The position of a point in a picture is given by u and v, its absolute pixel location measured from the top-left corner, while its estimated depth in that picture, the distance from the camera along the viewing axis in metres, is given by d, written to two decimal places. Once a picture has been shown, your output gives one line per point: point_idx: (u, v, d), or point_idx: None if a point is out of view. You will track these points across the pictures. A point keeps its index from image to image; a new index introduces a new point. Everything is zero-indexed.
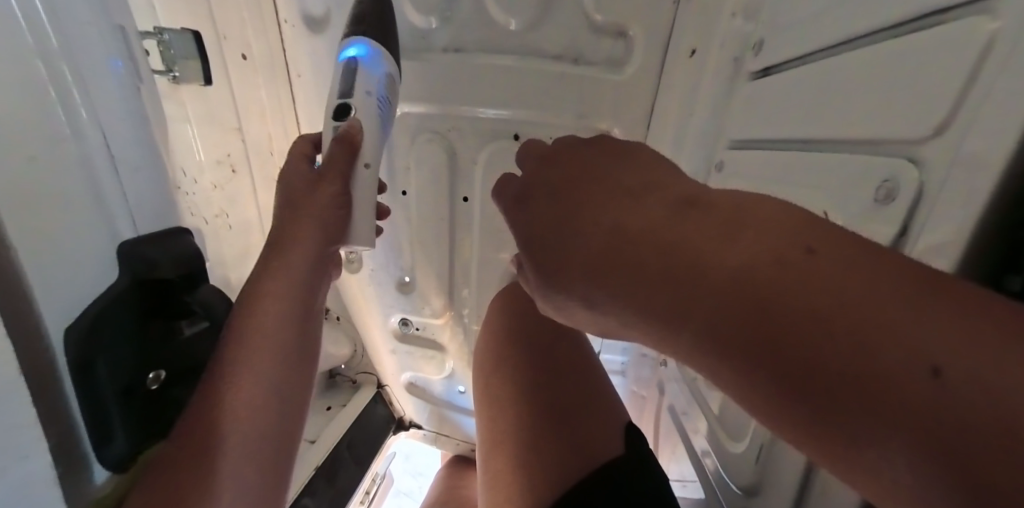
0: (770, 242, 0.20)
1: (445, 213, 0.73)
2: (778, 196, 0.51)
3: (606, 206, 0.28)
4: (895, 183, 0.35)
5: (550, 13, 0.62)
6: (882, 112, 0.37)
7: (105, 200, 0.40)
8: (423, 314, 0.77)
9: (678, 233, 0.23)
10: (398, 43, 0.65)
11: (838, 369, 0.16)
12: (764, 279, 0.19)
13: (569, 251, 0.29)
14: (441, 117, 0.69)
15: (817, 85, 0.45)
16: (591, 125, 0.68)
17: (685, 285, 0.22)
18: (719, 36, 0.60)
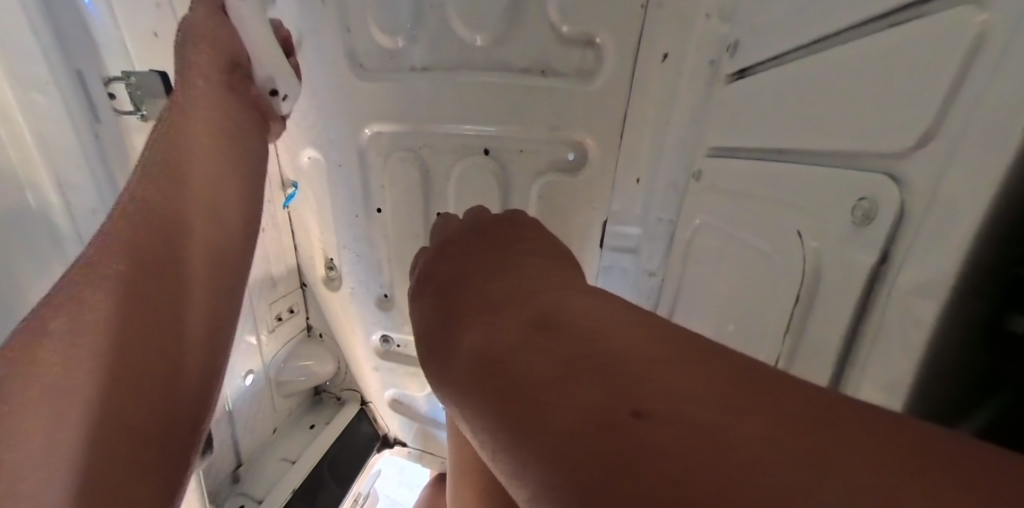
0: (604, 397, 0.18)
1: (423, 229, 0.72)
2: (763, 212, 0.46)
3: (478, 324, 0.28)
4: (873, 203, 0.31)
5: (516, 28, 0.61)
6: (862, 121, 0.33)
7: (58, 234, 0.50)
8: (403, 331, 0.76)
9: (525, 367, 0.22)
10: (366, 64, 0.65)
11: None
12: (595, 448, 0.17)
13: (450, 369, 0.28)
14: (411, 134, 0.68)
15: (800, 87, 0.41)
16: (565, 137, 0.65)
17: (528, 438, 0.19)
18: (695, 40, 0.56)
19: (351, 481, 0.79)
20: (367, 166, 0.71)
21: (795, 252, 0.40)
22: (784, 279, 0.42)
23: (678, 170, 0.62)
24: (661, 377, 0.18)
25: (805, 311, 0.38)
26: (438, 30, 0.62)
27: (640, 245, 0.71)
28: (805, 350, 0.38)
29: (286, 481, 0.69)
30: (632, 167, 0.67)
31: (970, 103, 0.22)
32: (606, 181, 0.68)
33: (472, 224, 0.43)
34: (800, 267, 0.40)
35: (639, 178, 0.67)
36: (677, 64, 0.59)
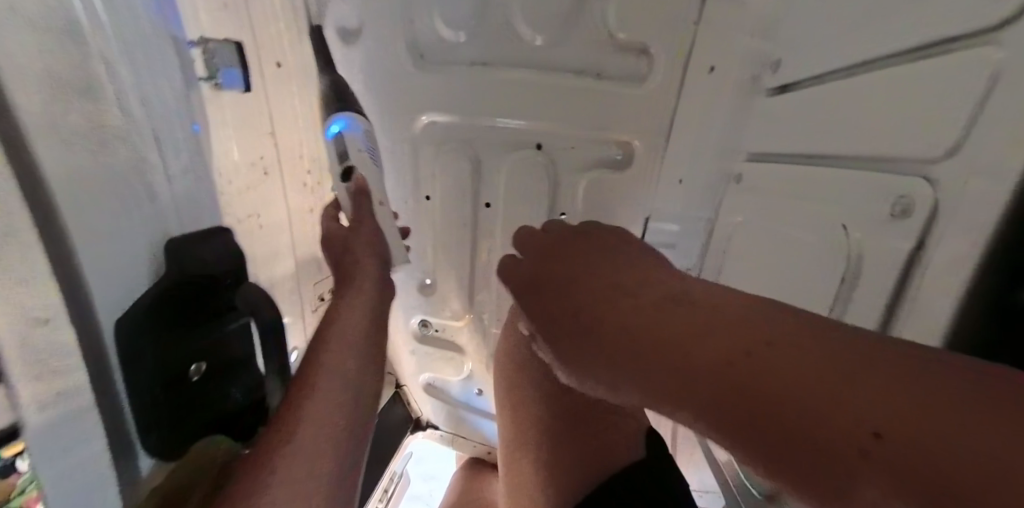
0: (722, 330, 0.28)
1: (469, 219, 0.75)
2: (796, 208, 0.52)
3: (601, 296, 0.38)
4: (911, 200, 0.36)
5: (575, 30, 0.64)
6: (900, 134, 0.38)
7: (156, 198, 0.42)
8: (443, 316, 0.79)
9: (651, 315, 0.33)
10: (424, 53, 0.68)
11: (794, 423, 0.21)
12: (719, 353, 0.26)
13: (575, 323, 0.38)
14: (464, 126, 0.71)
15: (839, 105, 0.47)
16: (612, 136, 0.69)
17: (663, 357, 0.29)
18: (733, 56, 0.64)
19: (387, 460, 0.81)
20: (418, 154, 0.73)
21: (839, 243, 0.45)
22: (823, 267, 0.48)
23: (716, 173, 0.68)
24: (764, 318, 0.28)
25: (847, 295, 0.44)
26: (502, 26, 0.65)
27: (678, 243, 0.74)
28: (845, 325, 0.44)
29: None
30: (673, 169, 0.69)
31: (998, 117, 0.27)
32: (648, 181, 0.71)
33: (560, 232, 0.53)
34: (838, 257, 0.45)
35: (682, 178, 0.70)
36: (721, 75, 0.65)
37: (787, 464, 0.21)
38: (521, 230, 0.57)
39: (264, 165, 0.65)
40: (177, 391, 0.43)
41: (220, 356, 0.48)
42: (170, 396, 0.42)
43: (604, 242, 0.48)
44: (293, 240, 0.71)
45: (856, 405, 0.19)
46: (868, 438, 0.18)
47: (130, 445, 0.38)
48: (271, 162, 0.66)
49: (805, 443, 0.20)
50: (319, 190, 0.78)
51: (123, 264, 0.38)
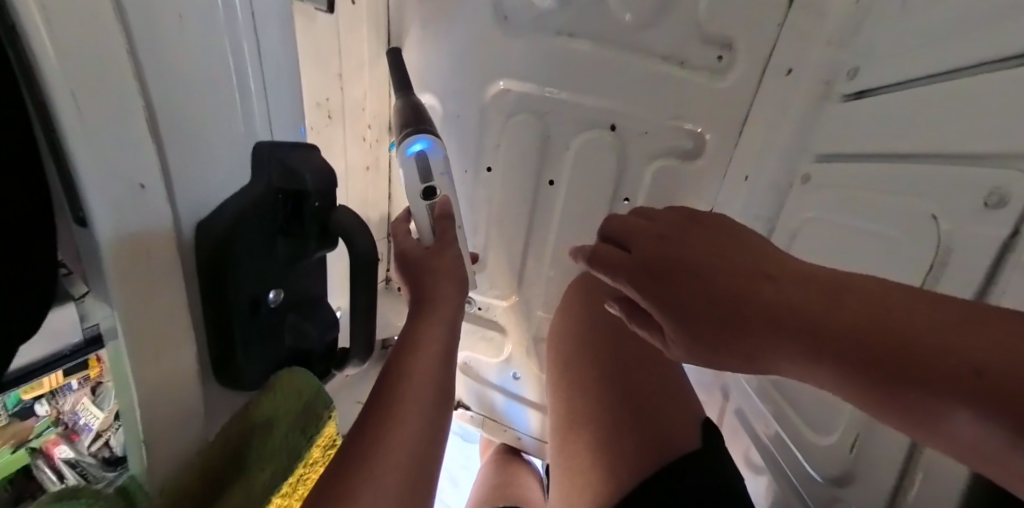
0: (819, 283, 0.28)
1: (530, 194, 0.73)
2: (867, 202, 0.53)
3: (672, 241, 0.37)
4: (1006, 190, 0.35)
5: (663, 15, 0.64)
6: (970, 133, 0.40)
7: (248, 96, 0.35)
8: (486, 294, 0.79)
9: (726, 262, 0.33)
10: (507, 17, 0.65)
11: (897, 362, 0.22)
12: (819, 303, 0.27)
13: (636, 266, 0.37)
14: (540, 97, 0.69)
15: (918, 109, 0.48)
16: (684, 124, 0.70)
17: (751, 304, 0.30)
18: (812, 61, 0.65)
19: None
20: (485, 123, 0.71)
21: (926, 233, 0.44)
22: (903, 259, 0.46)
23: (782, 173, 0.70)
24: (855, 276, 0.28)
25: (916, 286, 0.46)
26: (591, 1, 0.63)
27: None
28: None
29: None
30: (742, 166, 0.74)
31: None
32: (717, 173, 0.75)
33: (666, 218, 0.41)
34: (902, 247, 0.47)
35: (747, 175, 0.74)
36: (796, 79, 0.67)
37: (893, 395, 0.22)
38: (611, 217, 0.44)
39: (330, 108, 0.60)
40: (252, 317, 0.40)
41: (295, 287, 0.44)
42: (238, 324, 0.39)
43: (721, 224, 0.38)
44: (348, 190, 0.67)
45: (967, 351, 0.19)
46: (972, 379, 0.19)
47: (216, 356, 0.39)
48: (337, 106, 0.61)
49: (922, 382, 0.21)
50: (376, 146, 0.72)
51: (210, 162, 0.33)
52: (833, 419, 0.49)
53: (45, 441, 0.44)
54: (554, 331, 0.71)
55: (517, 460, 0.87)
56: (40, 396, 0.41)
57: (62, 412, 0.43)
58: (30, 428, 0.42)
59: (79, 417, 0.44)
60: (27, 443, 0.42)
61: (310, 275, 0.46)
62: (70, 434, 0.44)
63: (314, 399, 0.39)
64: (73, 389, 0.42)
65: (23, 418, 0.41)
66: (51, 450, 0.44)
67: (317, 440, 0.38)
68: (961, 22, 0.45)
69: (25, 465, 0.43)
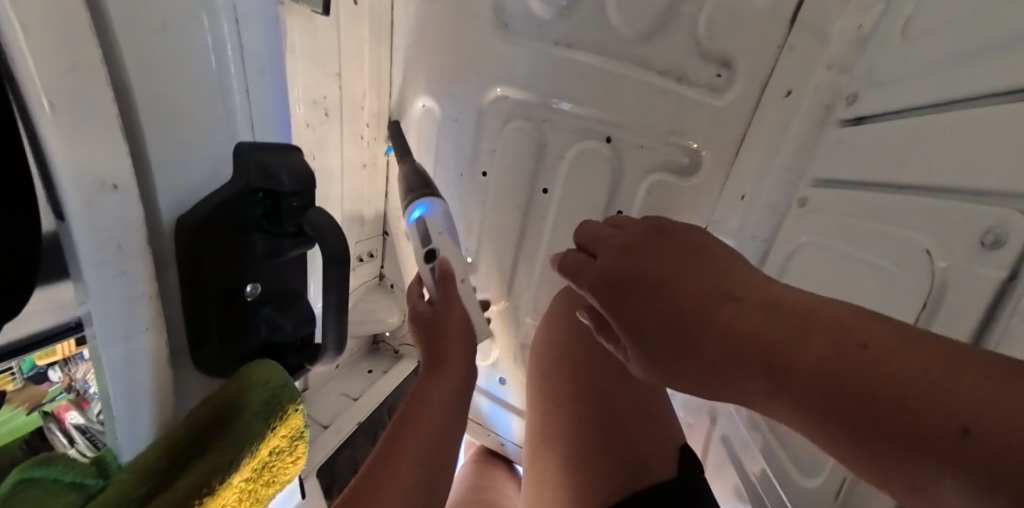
0: (807, 313, 0.27)
1: (523, 201, 0.73)
2: (866, 230, 0.53)
3: (658, 258, 0.36)
4: (1003, 230, 0.36)
5: (664, 31, 0.64)
6: (976, 167, 0.40)
7: (230, 94, 0.38)
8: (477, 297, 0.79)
9: (711, 286, 0.32)
10: (510, 24, 0.66)
11: (885, 412, 0.21)
12: (804, 337, 0.26)
13: (619, 284, 0.36)
14: (539, 106, 0.69)
15: (918, 138, 0.48)
16: (682, 141, 0.70)
17: (735, 333, 0.28)
18: (813, 85, 0.65)
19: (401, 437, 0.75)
20: (483, 128, 0.71)
21: (922, 268, 0.44)
22: (901, 292, 0.46)
23: (778, 194, 0.70)
24: (846, 307, 0.26)
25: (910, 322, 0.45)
26: (594, 13, 0.64)
27: None
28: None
29: (347, 415, 0.64)
30: (738, 184, 0.73)
31: None
32: (713, 190, 0.74)
33: (636, 227, 0.40)
34: (899, 280, 0.47)
35: (744, 195, 0.74)
36: (796, 101, 0.67)
37: (880, 447, 0.21)
38: (585, 225, 0.44)
39: (326, 105, 0.60)
40: (226, 308, 0.41)
41: (273, 281, 0.46)
42: (214, 311, 0.40)
43: (689, 239, 0.37)
44: (342, 188, 0.67)
45: (947, 400, 0.19)
46: (958, 434, 0.18)
47: (189, 344, 0.40)
48: (333, 104, 0.61)
49: (902, 433, 0.20)
50: (374, 145, 0.72)
51: (192, 157, 0.36)
52: (821, 460, 0.48)
53: (57, 406, 0.48)
54: (536, 343, 0.70)
55: (501, 465, 0.87)
56: (55, 362, 0.44)
57: (75, 379, 0.47)
58: (45, 392, 0.46)
59: (88, 386, 0.48)
60: (41, 407, 0.47)
61: (290, 270, 0.47)
62: (81, 400, 0.49)
63: (281, 390, 0.38)
64: (84, 358, 0.46)
65: (36, 382, 0.44)
66: (62, 414, 0.49)
67: (279, 429, 0.37)
68: (961, 56, 0.45)
69: (37, 428, 0.48)
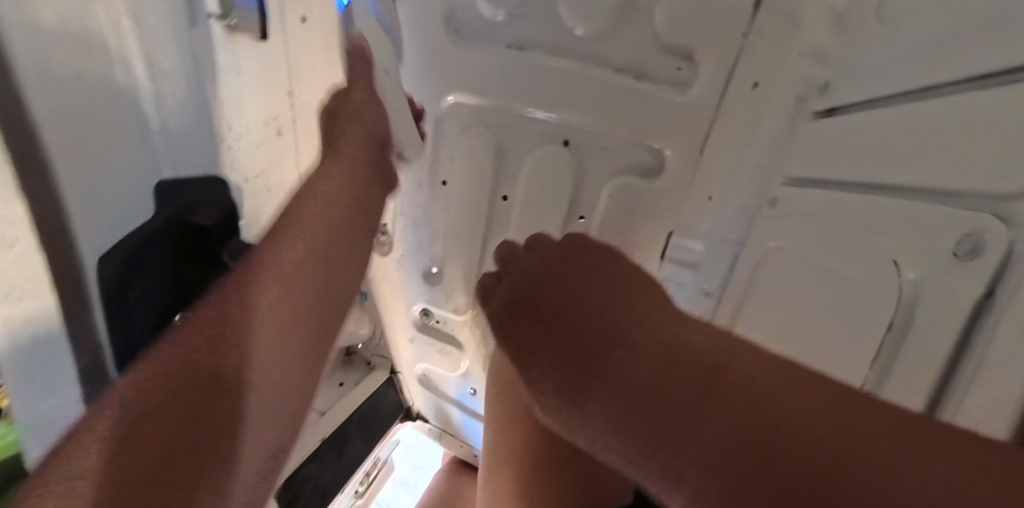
0: (694, 361, 0.38)
1: (485, 210, 0.71)
2: (840, 235, 0.49)
3: (570, 289, 0.53)
4: (978, 238, 0.32)
5: (621, 27, 0.61)
6: (954, 170, 0.35)
7: (152, 137, 0.39)
8: (445, 308, 0.77)
9: (626, 327, 0.46)
10: (463, 29, 0.64)
11: (793, 471, 0.26)
12: (712, 389, 0.34)
13: (539, 312, 0.53)
14: (495, 111, 0.67)
15: (892, 136, 0.44)
16: (646, 141, 0.66)
17: (663, 397, 0.36)
18: (783, 76, 0.61)
19: (374, 444, 0.82)
20: (442, 135, 0.69)
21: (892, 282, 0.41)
22: (873, 308, 0.43)
23: (751, 194, 0.67)
24: (740, 363, 0.35)
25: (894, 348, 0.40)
26: (546, 13, 0.61)
27: (701, 263, 0.72)
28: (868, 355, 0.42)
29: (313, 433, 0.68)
30: (707, 183, 0.68)
31: None
32: (680, 193, 0.69)
33: (546, 253, 0.59)
34: (877, 291, 0.43)
35: (712, 195, 0.68)
36: (765, 93, 0.63)
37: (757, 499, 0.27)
38: (503, 243, 0.62)
39: (279, 124, 0.59)
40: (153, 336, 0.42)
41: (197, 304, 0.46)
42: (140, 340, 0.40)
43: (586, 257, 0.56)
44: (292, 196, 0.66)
45: (852, 480, 0.23)
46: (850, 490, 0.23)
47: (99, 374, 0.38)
48: (285, 122, 0.60)
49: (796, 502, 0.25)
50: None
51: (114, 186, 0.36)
52: None
53: None
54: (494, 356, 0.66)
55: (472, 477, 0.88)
56: None
57: None
58: None
59: None
60: None
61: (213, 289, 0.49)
62: None
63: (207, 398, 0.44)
64: None
65: None
66: None
67: None
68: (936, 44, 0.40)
69: None
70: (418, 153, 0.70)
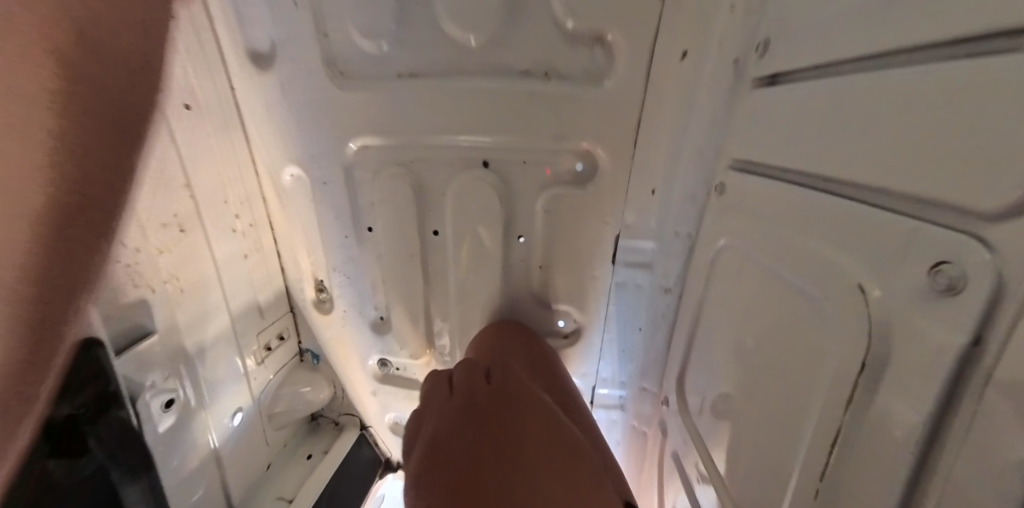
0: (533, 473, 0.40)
1: (416, 248, 0.67)
2: (799, 245, 0.41)
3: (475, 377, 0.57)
4: (955, 272, 0.25)
5: (515, 23, 0.52)
6: (925, 179, 0.27)
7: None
8: (400, 355, 0.76)
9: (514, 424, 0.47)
10: (345, 65, 0.56)
11: None
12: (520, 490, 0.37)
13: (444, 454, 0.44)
14: (400, 147, 0.61)
15: (840, 121, 0.36)
16: (571, 146, 0.60)
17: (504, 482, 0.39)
18: (715, 41, 0.51)
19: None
20: (355, 181, 0.64)
21: (854, 316, 0.34)
22: (836, 343, 0.36)
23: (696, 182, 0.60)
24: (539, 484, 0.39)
25: (861, 408, 0.33)
26: (429, 29, 0.53)
27: (654, 261, 0.69)
28: (827, 398, 0.37)
29: None
30: (645, 179, 0.62)
31: None
32: (617, 194, 0.63)
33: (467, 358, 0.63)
34: (834, 320, 0.37)
35: (655, 189, 0.62)
36: (697, 64, 0.53)
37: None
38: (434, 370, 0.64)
39: (181, 222, 0.54)
40: None
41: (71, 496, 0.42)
42: None
43: (515, 402, 0.50)
44: (223, 287, 0.61)
45: None
46: None
47: None
48: (189, 216, 0.56)
49: None
50: (253, 231, 0.67)
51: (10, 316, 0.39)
52: None
53: None
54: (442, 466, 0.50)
55: None
56: None
57: None
58: None
59: None
60: None
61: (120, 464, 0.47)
62: None
63: None
64: None
65: None
66: None
67: None
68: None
69: None
70: (335, 207, 0.66)
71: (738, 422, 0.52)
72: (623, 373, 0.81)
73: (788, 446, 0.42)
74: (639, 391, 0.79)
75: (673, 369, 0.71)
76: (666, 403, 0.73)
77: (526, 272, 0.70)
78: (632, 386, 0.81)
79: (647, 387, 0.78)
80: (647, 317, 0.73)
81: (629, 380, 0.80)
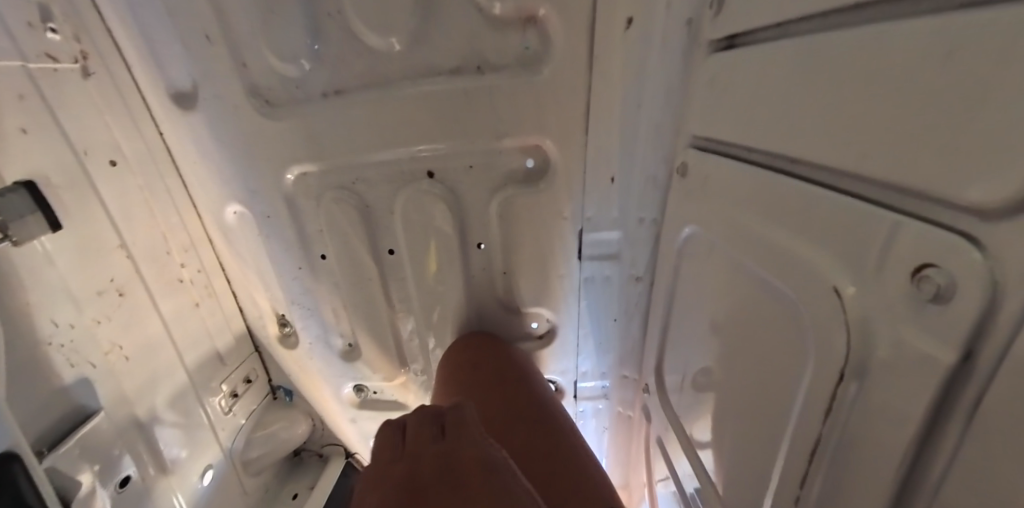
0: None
1: (374, 271, 0.64)
2: (766, 235, 0.37)
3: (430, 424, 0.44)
4: (945, 281, 0.20)
5: (433, 15, 0.46)
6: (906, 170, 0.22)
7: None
8: (375, 380, 0.76)
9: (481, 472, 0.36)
10: (262, 88, 0.51)
11: None
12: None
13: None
14: (339, 170, 0.56)
15: (807, 93, 0.30)
16: (520, 143, 0.54)
17: None
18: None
19: None
20: (298, 210, 0.60)
21: (830, 330, 0.29)
22: (813, 355, 0.32)
23: (657, 165, 0.54)
24: None
25: (841, 426, 0.30)
26: (341, 35, 0.47)
27: (622, 251, 0.64)
28: (805, 407, 0.34)
29: None
30: (602, 168, 0.56)
31: None
32: (574, 189, 0.58)
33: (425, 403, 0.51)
34: (809, 327, 0.32)
35: (615, 176, 0.57)
36: (644, 32, 0.46)
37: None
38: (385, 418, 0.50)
39: (119, 286, 0.52)
40: None
41: None
42: None
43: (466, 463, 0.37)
44: (177, 342, 0.60)
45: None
46: None
47: None
48: (128, 280, 0.54)
49: None
50: (202, 276, 0.65)
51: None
52: None
53: None
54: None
55: None
56: None
57: None
58: None
59: None
60: None
61: None
62: None
63: None
64: None
65: None
66: None
67: None
68: None
69: None
70: (282, 239, 0.62)
71: (722, 423, 0.49)
72: (603, 367, 0.77)
73: (770, 455, 0.40)
74: (621, 380, 0.78)
75: (651, 360, 0.68)
76: (648, 390, 0.71)
77: (490, 279, 0.66)
78: (614, 377, 0.78)
79: (629, 374, 0.77)
80: (620, 307, 0.69)
81: (610, 372, 0.77)
